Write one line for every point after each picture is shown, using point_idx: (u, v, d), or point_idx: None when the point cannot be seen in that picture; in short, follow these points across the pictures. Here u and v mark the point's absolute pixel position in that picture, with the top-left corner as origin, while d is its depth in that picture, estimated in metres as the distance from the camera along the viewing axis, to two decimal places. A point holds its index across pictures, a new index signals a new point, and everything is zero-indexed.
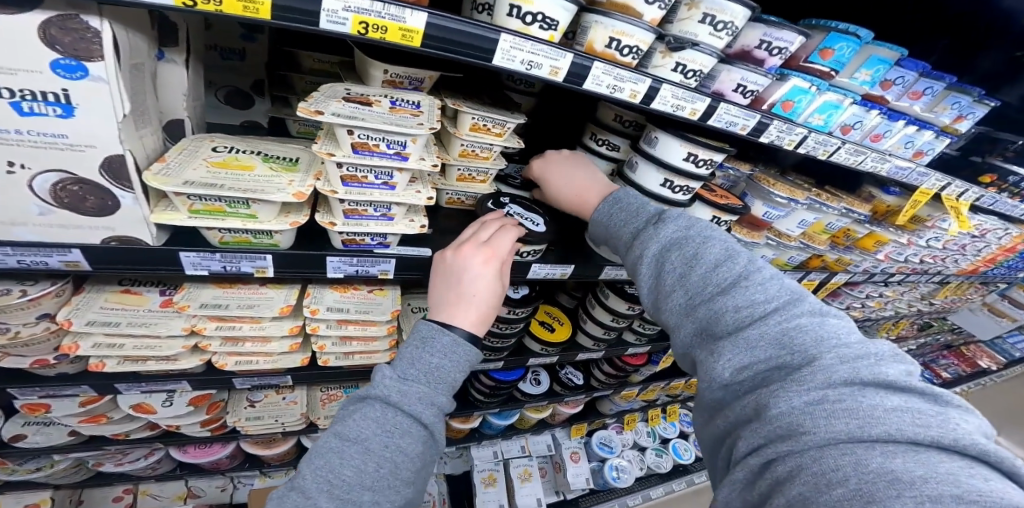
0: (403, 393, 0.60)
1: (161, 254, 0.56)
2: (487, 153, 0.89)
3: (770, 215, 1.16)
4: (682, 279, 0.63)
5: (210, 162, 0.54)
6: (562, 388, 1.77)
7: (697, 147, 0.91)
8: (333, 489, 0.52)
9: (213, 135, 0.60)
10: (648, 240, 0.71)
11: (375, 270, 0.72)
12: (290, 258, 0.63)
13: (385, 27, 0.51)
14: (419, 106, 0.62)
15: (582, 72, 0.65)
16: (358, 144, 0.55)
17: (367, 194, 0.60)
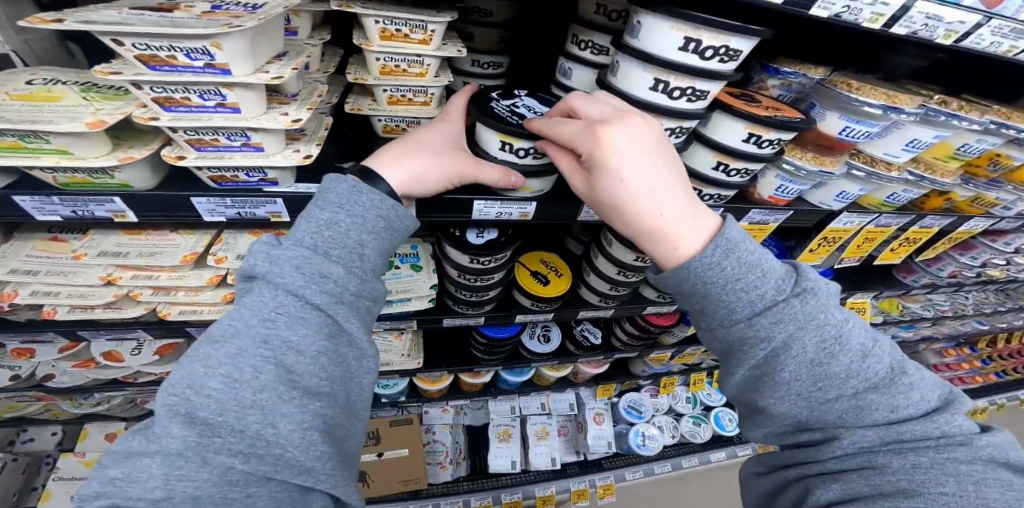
0: (278, 268, 0.48)
1: None
2: (421, 68, 0.70)
3: (851, 132, 0.82)
4: (815, 357, 0.51)
5: (11, 94, 0.48)
6: (576, 347, 1.60)
7: (698, 26, 0.59)
8: (190, 411, 0.41)
9: (43, 68, 0.54)
10: (763, 305, 0.53)
11: (263, 213, 0.61)
12: (146, 199, 0.55)
13: None
14: (257, 7, 0.47)
15: None
16: (146, 58, 0.43)
17: (202, 119, 0.48)
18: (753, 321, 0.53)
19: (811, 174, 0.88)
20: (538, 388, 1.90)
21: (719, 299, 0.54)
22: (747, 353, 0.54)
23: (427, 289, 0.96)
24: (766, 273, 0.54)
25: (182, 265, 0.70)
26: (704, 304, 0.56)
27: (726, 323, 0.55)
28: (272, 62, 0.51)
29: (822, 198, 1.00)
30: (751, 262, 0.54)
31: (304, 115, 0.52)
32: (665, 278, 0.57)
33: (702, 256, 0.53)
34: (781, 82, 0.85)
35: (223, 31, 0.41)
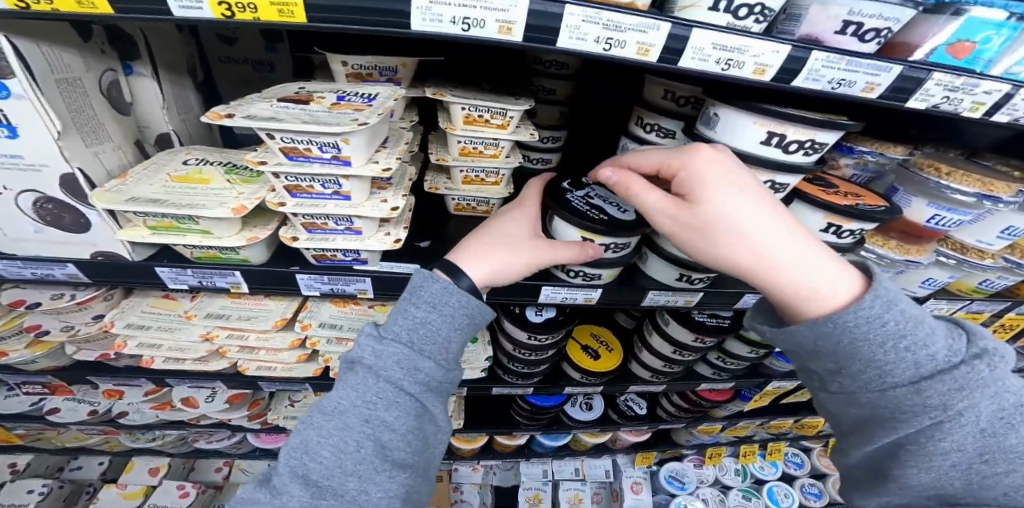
0: (378, 356, 0.57)
1: (142, 267, 0.60)
2: (495, 150, 0.78)
3: (941, 220, 0.81)
4: (956, 421, 0.47)
5: (172, 176, 0.57)
6: (619, 416, 1.56)
7: (781, 122, 0.61)
8: (307, 474, 0.52)
9: (193, 149, 0.65)
10: (905, 365, 0.48)
11: (352, 289, 0.67)
12: (259, 274, 0.63)
13: (255, 4, 0.40)
14: (372, 99, 0.55)
15: (553, 24, 0.44)
16: (287, 150, 0.50)
17: (318, 205, 0.56)
18: (893, 378, 0.49)
19: (895, 262, 0.86)
20: (575, 453, 1.84)
21: (851, 351, 0.50)
22: (881, 406, 0.51)
23: (482, 361, 0.98)
24: (915, 324, 0.49)
25: (272, 328, 0.78)
26: (831, 355, 0.52)
27: (858, 379, 0.51)
28: (380, 150, 0.57)
29: (909, 286, 0.97)
30: (896, 314, 0.49)
31: (400, 202, 0.59)
32: (796, 333, 0.53)
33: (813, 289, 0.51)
34: (856, 162, 0.83)
35: (353, 129, 0.47)
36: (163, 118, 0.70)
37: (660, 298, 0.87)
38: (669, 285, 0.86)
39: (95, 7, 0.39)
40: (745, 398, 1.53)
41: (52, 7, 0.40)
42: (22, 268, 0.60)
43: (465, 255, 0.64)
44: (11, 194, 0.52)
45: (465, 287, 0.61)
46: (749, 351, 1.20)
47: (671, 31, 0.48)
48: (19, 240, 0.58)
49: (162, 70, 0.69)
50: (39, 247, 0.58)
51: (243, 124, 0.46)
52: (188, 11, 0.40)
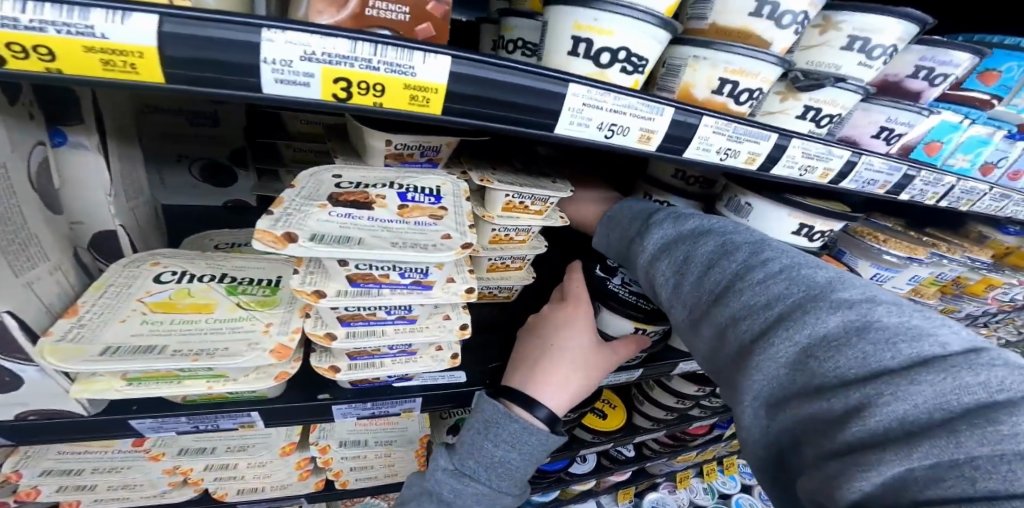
0: (457, 492, 0.53)
1: (104, 423, 0.43)
2: (524, 236, 0.70)
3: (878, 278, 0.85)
4: (736, 341, 0.37)
5: (149, 303, 0.41)
6: (610, 462, 1.50)
7: (814, 216, 0.62)
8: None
9: (160, 251, 0.47)
10: (721, 277, 0.41)
11: (397, 410, 0.58)
12: (279, 411, 0.49)
13: (383, 86, 0.27)
14: (438, 197, 0.47)
15: (687, 134, 0.41)
16: (356, 277, 0.39)
17: (376, 332, 0.46)
18: (708, 293, 0.41)
19: None
20: (562, 503, 1.74)
21: (671, 283, 0.46)
22: (686, 336, 0.44)
23: None
24: (720, 238, 0.44)
25: (275, 456, 0.63)
26: (663, 297, 0.47)
27: (692, 310, 0.43)
28: None
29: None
30: (709, 237, 0.45)
31: (468, 316, 0.51)
32: (705, 278, 0.42)
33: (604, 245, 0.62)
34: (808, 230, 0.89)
35: (457, 255, 0.40)
36: (111, 210, 0.43)
37: (685, 367, 0.84)
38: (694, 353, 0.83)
39: (133, 71, 0.23)
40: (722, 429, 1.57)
41: (48, 67, 0.23)
42: None
43: (536, 382, 0.55)
44: None
45: (543, 417, 0.55)
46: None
47: (778, 141, 0.45)
48: None
49: (112, 139, 0.44)
50: None
51: (321, 251, 0.34)
52: (289, 88, 0.26)
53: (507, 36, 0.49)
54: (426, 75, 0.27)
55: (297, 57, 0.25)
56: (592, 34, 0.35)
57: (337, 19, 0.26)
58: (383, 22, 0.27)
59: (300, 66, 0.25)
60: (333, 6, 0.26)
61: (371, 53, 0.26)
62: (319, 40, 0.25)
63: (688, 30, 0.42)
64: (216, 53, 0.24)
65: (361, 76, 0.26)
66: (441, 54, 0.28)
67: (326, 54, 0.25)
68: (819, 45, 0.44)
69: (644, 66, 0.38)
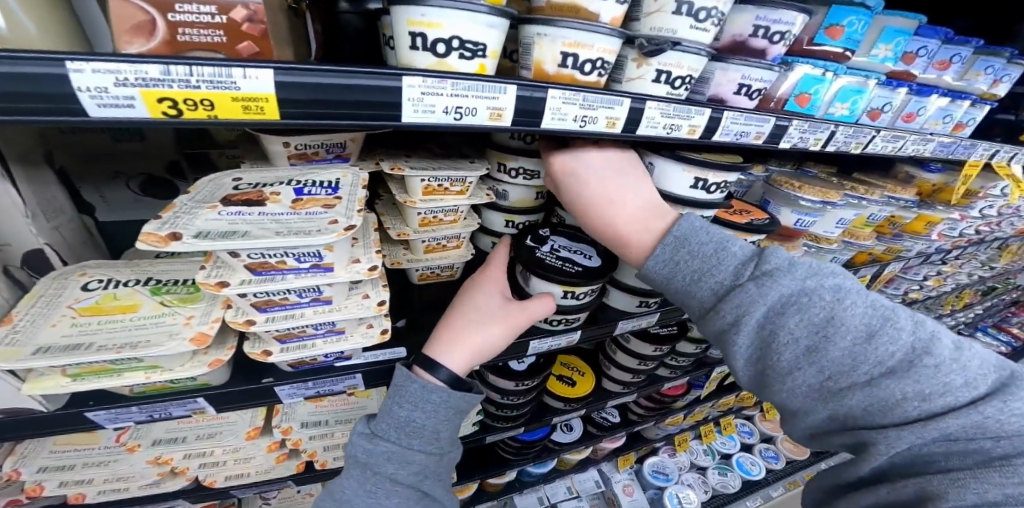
0: (371, 453, 0.57)
1: (63, 417, 0.50)
2: (455, 216, 0.75)
3: (802, 222, 1.02)
4: (900, 404, 0.45)
5: (78, 308, 0.48)
6: (598, 428, 1.56)
7: (705, 169, 0.67)
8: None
9: (88, 265, 0.54)
10: (884, 348, 0.47)
11: (341, 387, 0.62)
12: (225, 396, 0.55)
13: (210, 100, 0.31)
14: (336, 188, 0.51)
15: (536, 107, 0.45)
16: (255, 265, 0.44)
17: (294, 315, 0.50)
18: (866, 361, 0.47)
19: None
20: (562, 473, 1.82)
21: (806, 342, 0.49)
22: (807, 390, 0.50)
23: None
24: (864, 303, 0.50)
25: (243, 441, 0.69)
26: (788, 352, 0.50)
27: (833, 372, 0.48)
28: (355, 241, 0.53)
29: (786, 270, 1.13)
30: (850, 302, 0.50)
31: (386, 294, 0.55)
32: (876, 343, 0.47)
33: (668, 262, 0.58)
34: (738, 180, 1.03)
35: (340, 235, 0.44)
36: (32, 230, 0.51)
37: (627, 326, 0.89)
38: (632, 311, 0.88)
39: None
40: (699, 386, 1.63)
41: None
42: None
43: (441, 345, 0.61)
44: None
45: (445, 379, 0.59)
46: (697, 348, 1.27)
47: (631, 105, 0.51)
48: None
49: (20, 166, 0.50)
50: None
51: (202, 245, 0.39)
52: (114, 111, 0.30)
53: (387, 32, 0.53)
54: (249, 86, 0.32)
55: (111, 83, 0.29)
56: (421, 28, 0.39)
57: (147, 47, 0.31)
58: (197, 45, 0.32)
59: (118, 90, 0.29)
60: (141, 35, 0.30)
61: (184, 74, 0.30)
62: (129, 67, 0.29)
63: (534, 10, 0.47)
64: (37, 86, 0.27)
65: (181, 94, 0.30)
66: (260, 68, 0.32)
67: (140, 78, 0.29)
68: (657, 11, 0.50)
69: (484, 50, 0.42)
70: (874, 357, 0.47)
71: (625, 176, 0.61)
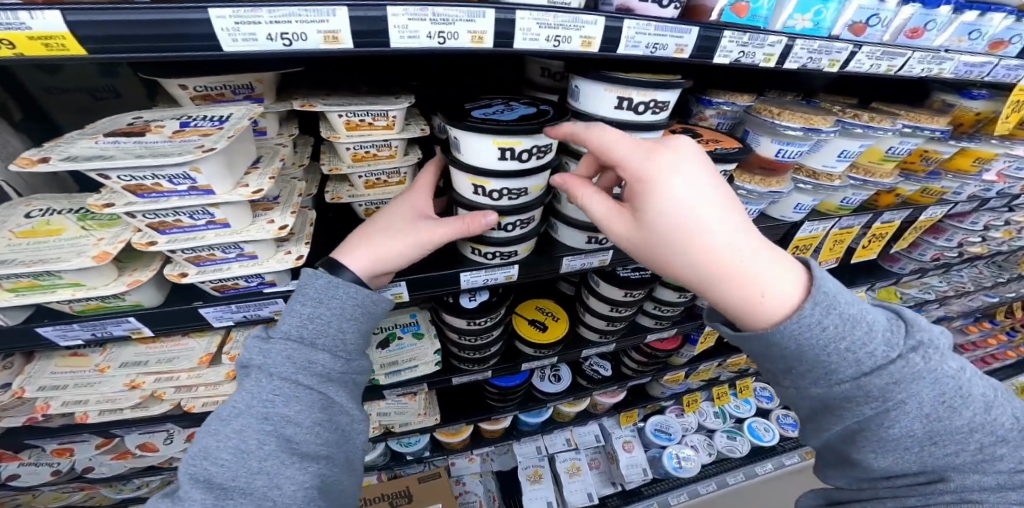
0: (267, 353, 0.54)
1: (19, 330, 0.57)
2: (391, 151, 0.68)
3: (786, 154, 0.89)
4: (997, 462, 0.44)
5: (15, 232, 0.53)
6: (587, 382, 1.56)
7: (628, 86, 0.60)
8: (210, 478, 0.47)
9: (35, 197, 0.59)
10: (998, 419, 0.46)
11: (266, 312, 0.64)
12: (157, 315, 0.60)
13: (8, 41, 0.35)
14: (224, 121, 0.51)
15: (376, 26, 0.42)
16: (133, 188, 0.47)
17: (197, 237, 0.53)
18: (981, 428, 0.45)
19: (762, 195, 0.93)
20: (560, 426, 1.86)
21: (931, 410, 0.45)
22: (905, 452, 0.46)
23: (431, 355, 0.93)
24: (973, 373, 0.48)
25: (199, 366, 0.76)
26: (908, 421, 0.45)
27: (941, 435, 0.45)
28: (251, 171, 0.54)
29: (783, 212, 1.07)
30: (969, 371, 0.48)
31: (290, 220, 0.56)
32: (982, 413, 0.46)
33: (812, 326, 0.46)
34: (716, 112, 0.92)
35: (196, 157, 0.44)
36: None
37: (576, 262, 0.82)
38: (582, 248, 0.82)
39: None
40: (693, 342, 1.56)
41: None
42: None
43: (352, 246, 0.62)
44: None
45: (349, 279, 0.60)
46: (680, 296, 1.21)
47: (497, 16, 0.46)
48: None
49: None
50: None
51: (65, 167, 0.42)
52: None
53: None
54: (37, 26, 0.34)
55: None
56: None
57: None
58: None
59: None
60: None
61: None
62: None
63: None
64: None
65: None
66: (51, 10, 0.34)
67: None
68: None
69: None
70: (979, 424, 0.45)
71: (715, 209, 0.48)
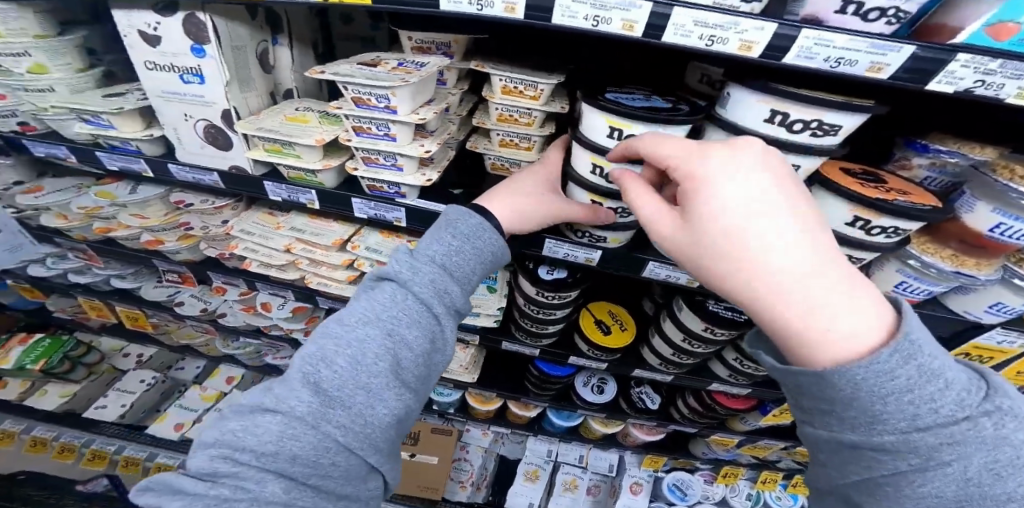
0: (411, 275, 0.66)
1: (253, 180, 0.84)
2: (529, 119, 0.83)
3: (1008, 230, 0.65)
4: None
5: (287, 117, 0.79)
6: (628, 408, 1.57)
7: (787, 100, 0.53)
8: (321, 381, 0.58)
9: (305, 100, 0.85)
10: None
11: (391, 217, 0.88)
12: (330, 195, 0.86)
13: None
14: (423, 66, 0.73)
15: (546, 4, 0.55)
16: (356, 99, 0.72)
17: (374, 142, 0.77)
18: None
19: (944, 274, 0.73)
20: (581, 438, 1.88)
21: (980, 476, 0.38)
22: None
23: (494, 310, 1.12)
24: None
25: (332, 245, 0.99)
26: (945, 481, 0.39)
27: (981, 505, 0.38)
28: (426, 105, 0.76)
29: (968, 306, 0.82)
30: None
31: (434, 147, 0.77)
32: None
33: (884, 371, 0.41)
34: (930, 162, 0.72)
35: (395, 83, 0.66)
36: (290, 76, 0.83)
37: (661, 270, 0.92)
38: (669, 260, 0.92)
39: None
40: (765, 411, 1.45)
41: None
42: (190, 174, 0.85)
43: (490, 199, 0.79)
44: (194, 120, 0.77)
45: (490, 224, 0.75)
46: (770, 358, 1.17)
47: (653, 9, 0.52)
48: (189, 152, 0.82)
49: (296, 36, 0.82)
50: (198, 158, 0.83)
51: (329, 77, 0.68)
52: None
53: None
54: None
55: None
56: None
57: None
58: None
59: None
60: None
61: None
62: None
63: None
64: None
65: None
66: None
67: None
68: None
69: None
70: None
71: (773, 219, 0.45)
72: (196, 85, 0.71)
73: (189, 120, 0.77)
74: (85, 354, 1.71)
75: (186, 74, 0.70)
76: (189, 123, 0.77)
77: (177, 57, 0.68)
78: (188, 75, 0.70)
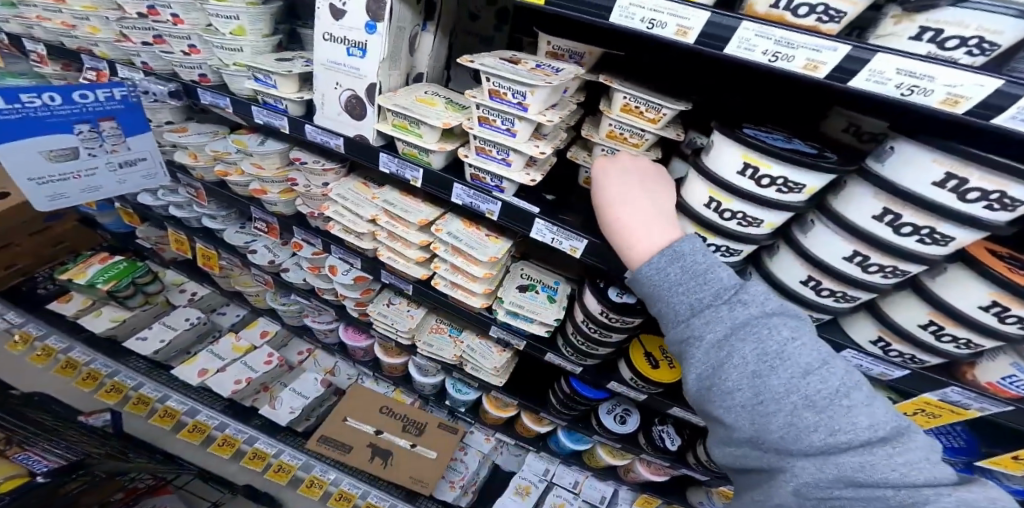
0: None
1: (371, 149, 0.95)
2: (638, 140, 0.88)
3: None
4: (809, 435, 0.50)
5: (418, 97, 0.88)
6: (645, 444, 1.54)
7: (959, 164, 0.56)
8: None
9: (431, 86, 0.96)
10: (813, 385, 0.51)
11: (483, 208, 0.93)
12: (434, 176, 0.93)
13: None
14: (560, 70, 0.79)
15: (723, 33, 0.57)
16: (493, 91, 0.78)
17: (494, 134, 0.82)
18: (797, 391, 0.51)
19: None
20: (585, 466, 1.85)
21: (754, 368, 0.54)
22: (739, 408, 0.54)
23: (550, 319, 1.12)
24: (811, 348, 0.54)
25: (415, 223, 1.04)
26: (734, 373, 0.55)
27: (765, 396, 0.53)
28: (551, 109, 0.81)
29: None
30: (805, 342, 0.54)
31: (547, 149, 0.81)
32: (777, 376, 0.53)
33: (660, 270, 0.63)
34: None
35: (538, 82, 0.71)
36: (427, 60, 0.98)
37: None
38: None
39: None
40: None
41: None
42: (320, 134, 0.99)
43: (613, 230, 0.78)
44: (342, 87, 0.90)
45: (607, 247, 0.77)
46: None
47: (848, 53, 0.53)
48: (328, 114, 0.96)
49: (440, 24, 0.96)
50: (331, 121, 0.97)
51: (477, 65, 0.75)
52: None
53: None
54: None
55: None
56: None
57: None
58: None
59: None
60: None
61: None
62: None
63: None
64: None
65: None
66: None
67: None
68: (891, 34, 0.55)
69: None
70: (779, 388, 0.52)
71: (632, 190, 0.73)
72: (357, 57, 0.85)
73: (338, 86, 0.91)
74: (147, 281, 1.85)
75: (351, 47, 0.84)
76: (337, 89, 0.91)
77: (352, 29, 0.82)
78: (352, 48, 0.84)
